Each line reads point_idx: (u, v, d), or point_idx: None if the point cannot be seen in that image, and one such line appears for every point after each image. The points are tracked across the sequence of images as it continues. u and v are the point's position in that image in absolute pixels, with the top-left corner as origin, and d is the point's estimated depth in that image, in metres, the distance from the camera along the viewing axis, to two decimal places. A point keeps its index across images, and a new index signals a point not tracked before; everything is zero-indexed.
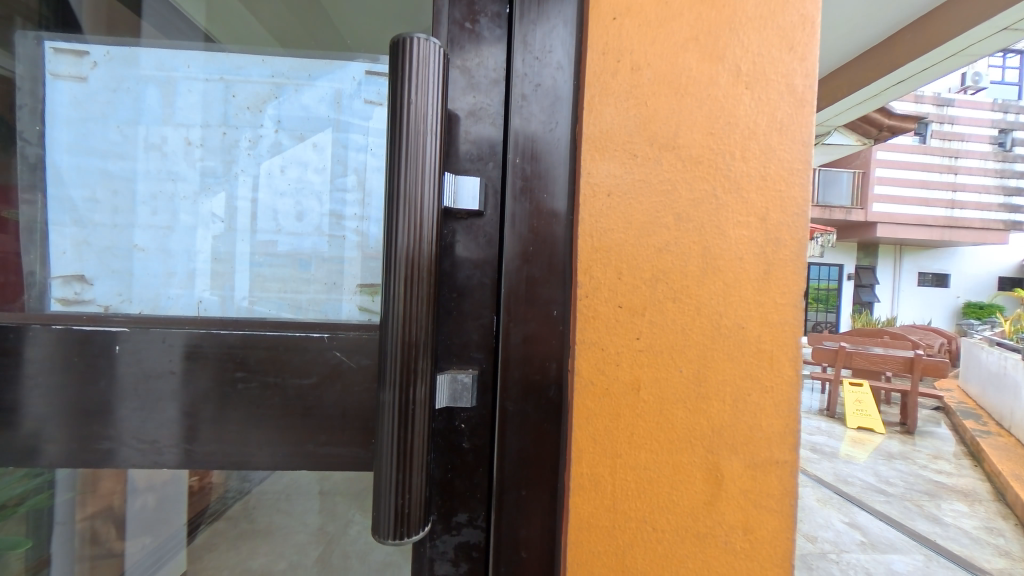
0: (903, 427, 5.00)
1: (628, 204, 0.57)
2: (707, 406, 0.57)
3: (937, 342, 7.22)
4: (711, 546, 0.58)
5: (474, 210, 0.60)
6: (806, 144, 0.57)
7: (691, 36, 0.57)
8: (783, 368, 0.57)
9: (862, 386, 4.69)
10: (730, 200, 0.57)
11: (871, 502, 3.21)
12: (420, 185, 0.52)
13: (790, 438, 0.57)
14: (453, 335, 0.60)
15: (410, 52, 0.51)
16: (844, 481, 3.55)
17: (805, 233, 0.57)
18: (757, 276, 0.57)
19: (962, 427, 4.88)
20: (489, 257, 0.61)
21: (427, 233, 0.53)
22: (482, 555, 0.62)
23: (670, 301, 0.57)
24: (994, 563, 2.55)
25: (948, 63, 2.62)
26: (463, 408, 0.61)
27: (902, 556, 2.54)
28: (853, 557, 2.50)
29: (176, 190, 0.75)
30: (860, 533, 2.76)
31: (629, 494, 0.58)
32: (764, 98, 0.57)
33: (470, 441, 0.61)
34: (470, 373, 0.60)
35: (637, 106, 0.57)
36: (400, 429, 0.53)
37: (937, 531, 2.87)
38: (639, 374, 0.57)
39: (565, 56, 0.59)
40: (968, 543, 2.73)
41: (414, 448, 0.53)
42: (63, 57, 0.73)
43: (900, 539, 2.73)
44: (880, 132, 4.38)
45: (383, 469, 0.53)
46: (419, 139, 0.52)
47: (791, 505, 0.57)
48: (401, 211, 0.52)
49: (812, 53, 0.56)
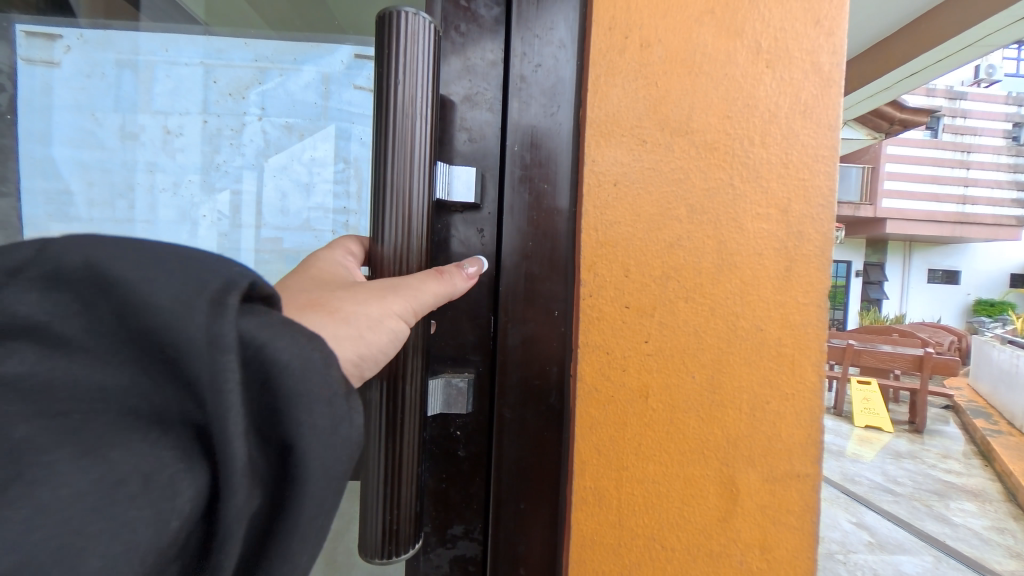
0: (912, 425, 4.92)
1: (635, 194, 0.52)
2: (723, 415, 0.53)
3: (946, 341, 7.14)
4: (726, 565, 0.53)
5: (471, 203, 0.55)
6: (832, 128, 0.52)
7: (707, 9, 0.52)
8: (805, 374, 0.52)
9: (871, 384, 4.32)
10: (748, 189, 0.52)
11: (880, 502, 3.15)
12: (408, 175, 0.48)
13: (813, 449, 0.52)
14: (448, 336, 0.56)
15: (397, 27, 0.47)
16: (852, 480, 3.50)
17: (831, 228, 0.52)
18: (778, 273, 0.52)
19: (972, 426, 4.81)
20: (487, 253, 0.56)
21: (416, 228, 0.49)
22: (479, 569, 0.58)
23: (682, 301, 0.52)
24: (1006, 565, 2.50)
25: (964, 54, 2.52)
26: (459, 414, 0.56)
27: (911, 557, 2.49)
28: (861, 557, 2.46)
29: (157, 182, 0.72)
30: (868, 533, 2.72)
31: (637, 510, 0.53)
32: (787, 77, 0.52)
33: (466, 449, 0.56)
34: (466, 377, 0.55)
35: (643, 88, 0.52)
36: (387, 440, 0.48)
37: (947, 532, 2.82)
38: (648, 380, 0.52)
39: (568, 34, 0.54)
40: (979, 545, 2.68)
41: (403, 459, 0.49)
42: (40, 44, 0.72)
43: (908, 539, 2.68)
44: (892, 126, 4.29)
45: (370, 483, 0.49)
46: (405, 123, 0.47)
47: (812, 522, 0.53)
48: (389, 202, 0.48)
49: (840, 28, 0.51)
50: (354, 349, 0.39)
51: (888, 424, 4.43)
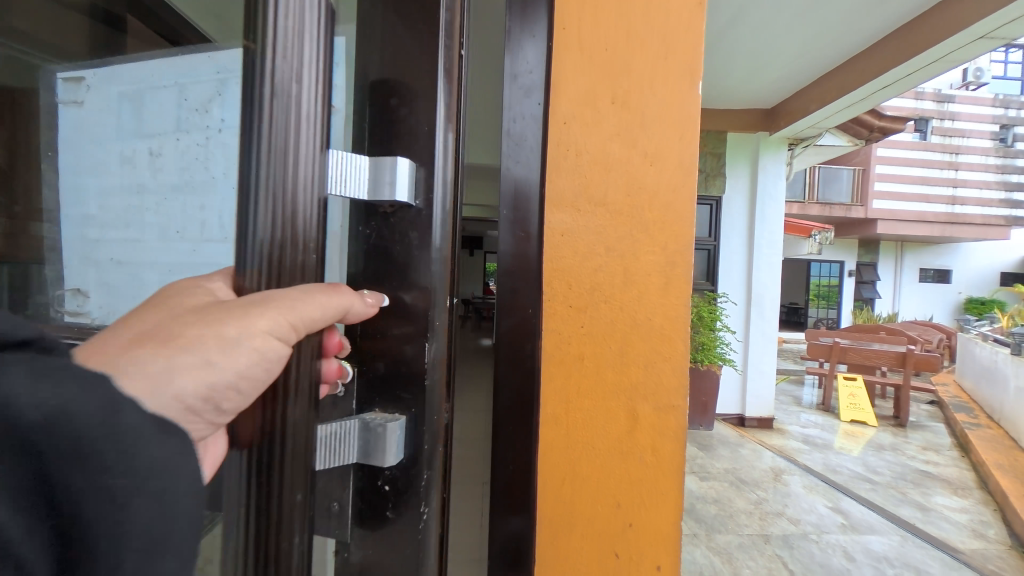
0: (896, 420, 5.72)
1: (574, 241, 0.88)
2: (628, 369, 0.88)
3: (936, 338, 7.72)
4: (632, 460, 0.88)
5: (403, 202, 0.56)
6: (690, 201, 0.88)
7: (615, 132, 0.88)
8: (678, 345, 0.88)
9: (856, 382, 5.59)
10: (641, 236, 0.88)
11: (858, 490, 3.82)
12: (295, 166, 0.51)
13: (683, 390, 0.88)
14: (388, 371, 0.57)
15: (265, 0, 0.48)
16: (834, 470, 4.18)
17: (691, 259, 0.88)
18: (660, 285, 0.88)
19: (955, 420, 5.59)
20: (414, 266, 0.57)
21: (298, 215, 0.51)
22: None
23: (603, 303, 0.88)
24: (969, 543, 3.12)
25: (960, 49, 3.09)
26: (386, 467, 0.57)
27: (879, 536, 3.10)
28: (832, 537, 3.06)
29: (148, 200, 0.90)
30: (842, 517, 3.33)
31: (578, 428, 0.88)
32: (664, 170, 0.88)
33: (393, 502, 0.57)
34: (397, 422, 0.56)
35: (578, 176, 0.88)
36: (258, 482, 0.50)
37: (919, 516, 3.44)
38: (582, 349, 0.88)
39: (534, 140, 0.89)
40: (948, 528, 3.29)
41: (280, 501, 0.51)
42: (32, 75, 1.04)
43: (879, 521, 3.30)
44: (871, 133, 4.89)
45: (243, 545, 0.51)
46: (279, 104, 0.49)
47: (682, 432, 0.89)
48: (270, 189, 0.49)
49: (695, 140, 0.88)
50: (205, 373, 0.44)
51: (871, 418, 5.56)
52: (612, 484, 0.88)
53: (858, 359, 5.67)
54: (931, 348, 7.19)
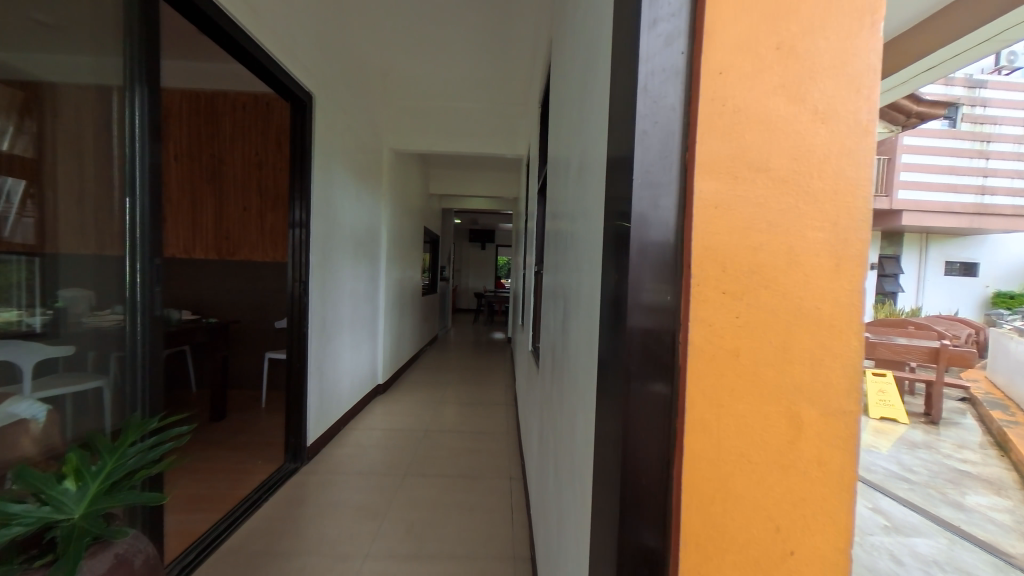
0: (927, 416, 5.57)
1: (732, 213, 0.73)
2: (791, 368, 0.74)
3: (965, 333, 7.52)
4: (793, 473, 0.75)
5: None
6: (867, 168, 0.73)
7: (780, 83, 0.73)
8: (849, 340, 0.75)
9: (885, 377, 4.89)
10: (809, 209, 0.74)
11: (895, 490, 3.61)
12: None
13: (857, 393, 0.75)
14: None
15: None
16: (868, 469, 4.02)
17: (868, 236, 0.74)
18: (830, 268, 0.74)
19: (989, 418, 5.41)
20: None
21: None
22: None
23: (763, 288, 0.74)
24: (1017, 547, 2.89)
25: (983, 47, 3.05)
26: None
27: (926, 539, 2.92)
28: (876, 539, 2.91)
29: None
30: (884, 518, 3.17)
31: (732, 434, 0.74)
32: (836, 131, 0.74)
33: None
34: None
35: (730, 139, 0.73)
36: None
37: (962, 517, 3.24)
38: (738, 344, 0.74)
39: (677, 98, 0.75)
40: (994, 530, 3.08)
41: None
42: None
43: (922, 523, 3.12)
44: (909, 118, 4.74)
45: None
46: None
47: (856, 443, 0.75)
48: None
49: (874, 93, 0.73)
50: None
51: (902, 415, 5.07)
52: (771, 500, 0.75)
53: (887, 354, 5.44)
54: (963, 344, 6.99)
